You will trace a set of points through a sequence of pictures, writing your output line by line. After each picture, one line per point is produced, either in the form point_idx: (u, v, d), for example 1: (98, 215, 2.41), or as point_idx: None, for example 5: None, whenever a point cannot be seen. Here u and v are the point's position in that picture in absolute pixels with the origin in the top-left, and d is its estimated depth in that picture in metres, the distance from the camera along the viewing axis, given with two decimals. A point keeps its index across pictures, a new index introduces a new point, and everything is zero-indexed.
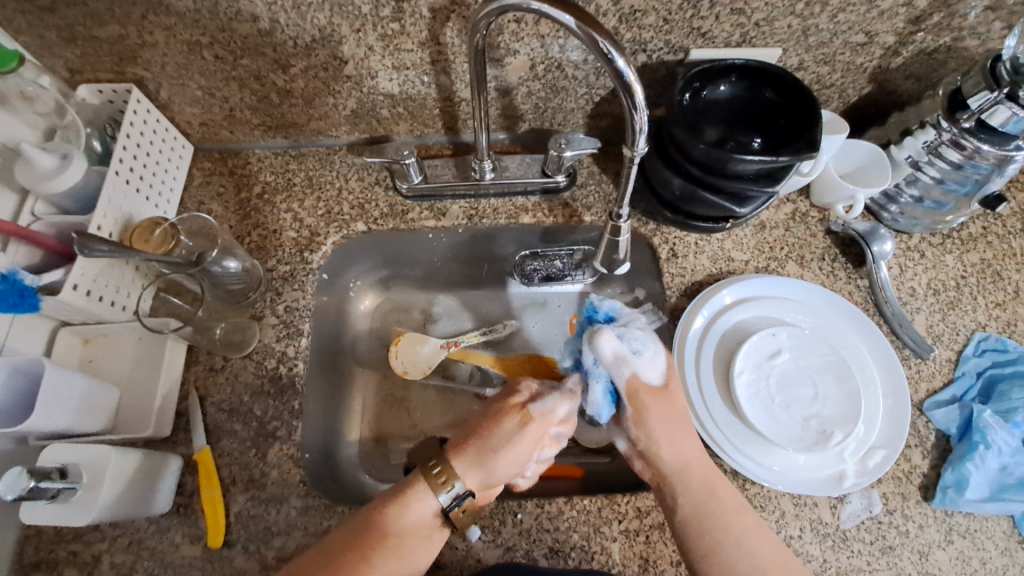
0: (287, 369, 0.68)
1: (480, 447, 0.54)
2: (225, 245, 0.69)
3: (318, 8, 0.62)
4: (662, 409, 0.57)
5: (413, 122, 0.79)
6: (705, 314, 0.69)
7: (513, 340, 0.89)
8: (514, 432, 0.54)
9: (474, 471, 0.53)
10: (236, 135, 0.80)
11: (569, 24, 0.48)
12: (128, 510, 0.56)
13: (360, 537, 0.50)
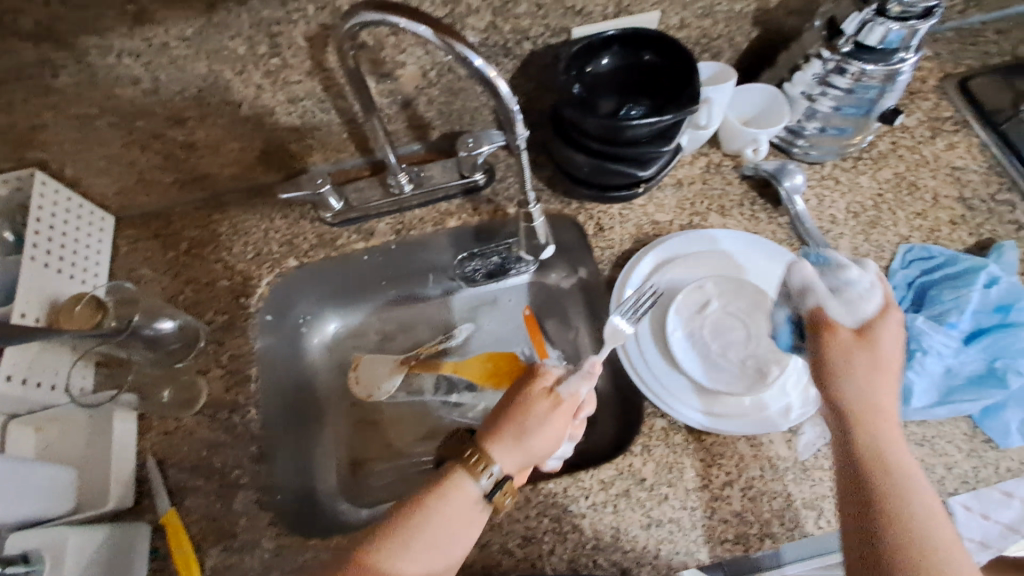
0: (242, 417, 0.69)
1: (515, 430, 0.54)
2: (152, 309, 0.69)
3: (195, 58, 0.62)
4: (855, 347, 0.55)
5: (325, 150, 0.79)
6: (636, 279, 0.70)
7: (472, 342, 0.90)
8: (546, 414, 0.54)
9: (511, 455, 0.53)
10: (154, 198, 0.80)
11: (427, 34, 0.48)
12: None
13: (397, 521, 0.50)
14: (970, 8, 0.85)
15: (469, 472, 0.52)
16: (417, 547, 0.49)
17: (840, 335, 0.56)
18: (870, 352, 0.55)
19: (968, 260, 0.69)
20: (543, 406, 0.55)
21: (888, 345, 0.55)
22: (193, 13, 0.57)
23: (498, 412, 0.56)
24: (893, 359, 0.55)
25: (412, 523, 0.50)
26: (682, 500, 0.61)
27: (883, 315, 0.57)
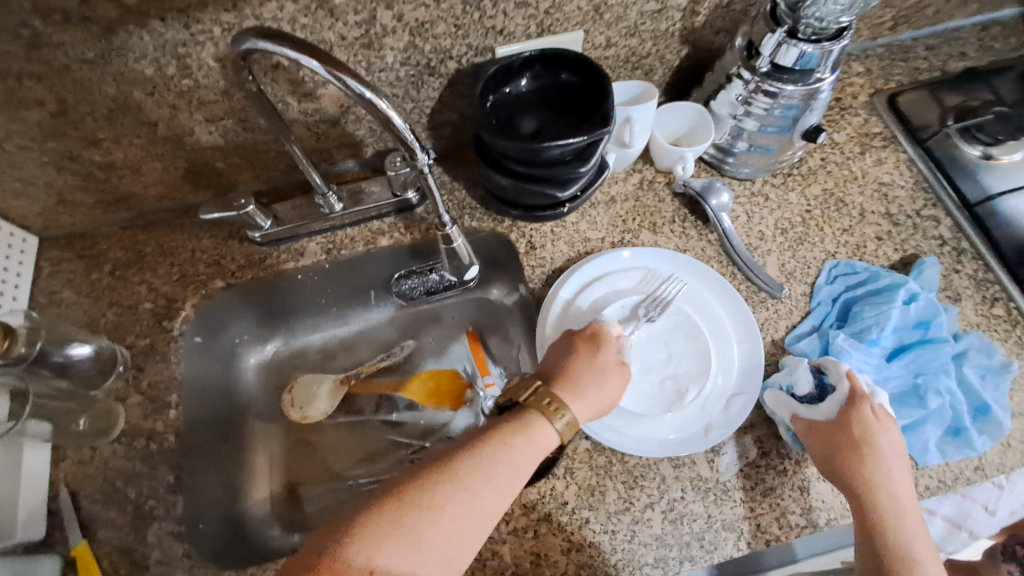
0: (159, 445, 0.67)
1: (586, 378, 0.57)
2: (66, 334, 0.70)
3: (101, 80, 0.60)
4: (837, 440, 0.58)
5: (253, 169, 0.78)
6: (565, 298, 0.70)
7: (413, 360, 0.89)
8: (611, 366, 0.59)
9: (587, 407, 0.56)
10: (77, 218, 0.78)
11: (318, 69, 0.48)
12: None
13: (433, 468, 0.47)
14: (900, 25, 0.86)
15: (543, 413, 0.53)
16: (454, 497, 0.45)
17: (821, 437, 0.58)
18: (850, 444, 0.57)
19: (889, 277, 0.70)
20: (608, 361, 0.60)
21: (864, 435, 0.57)
22: (92, 35, 0.56)
23: (559, 365, 0.59)
24: (880, 443, 0.57)
25: (419, 509, 0.44)
26: (603, 524, 0.60)
27: (855, 402, 0.59)
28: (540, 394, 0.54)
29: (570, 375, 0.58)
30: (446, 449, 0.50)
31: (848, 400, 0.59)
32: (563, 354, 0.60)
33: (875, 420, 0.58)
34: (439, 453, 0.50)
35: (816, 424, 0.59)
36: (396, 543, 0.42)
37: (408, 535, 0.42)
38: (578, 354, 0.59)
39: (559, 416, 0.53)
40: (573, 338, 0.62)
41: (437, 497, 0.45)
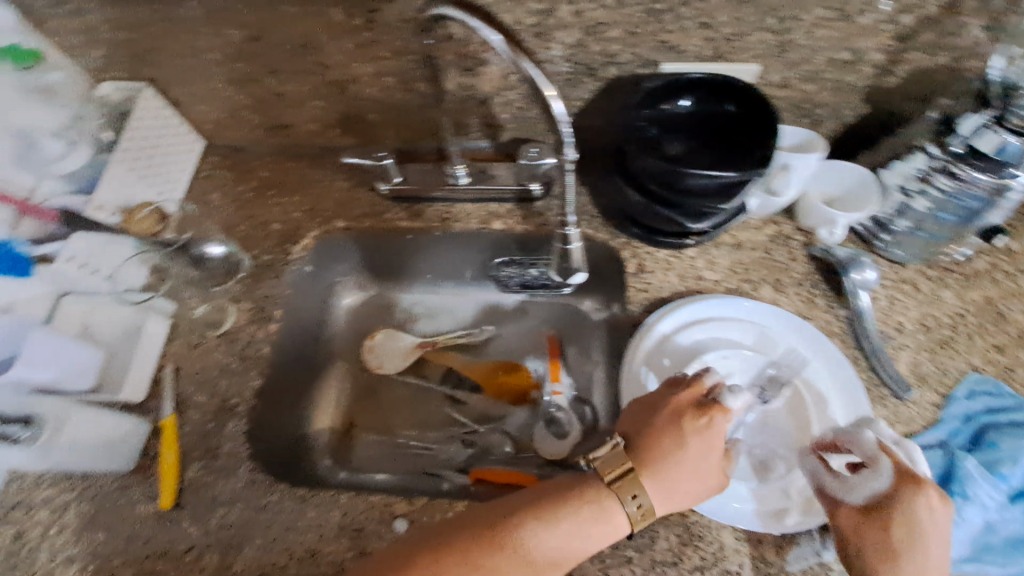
0: (254, 351, 0.73)
1: (683, 468, 0.52)
2: (203, 233, 0.79)
3: (298, 17, 0.66)
4: (867, 528, 0.50)
5: (399, 128, 0.82)
6: (662, 332, 0.67)
7: (490, 346, 0.91)
8: (715, 458, 0.53)
9: (671, 506, 0.52)
10: (239, 135, 0.86)
11: (500, 44, 0.48)
12: (94, 462, 0.63)
13: (504, 534, 0.48)
14: None
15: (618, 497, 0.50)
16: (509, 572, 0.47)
17: (849, 523, 0.50)
18: (888, 544, 0.48)
19: None
20: (714, 450, 0.53)
21: (910, 538, 0.48)
22: None
23: (659, 438, 0.53)
24: (931, 546, 0.48)
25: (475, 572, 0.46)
26: (646, 571, 0.55)
27: (902, 485, 0.50)
28: (627, 480, 0.51)
29: (668, 457, 0.52)
30: (518, 501, 0.51)
31: (891, 484, 0.50)
32: (667, 425, 0.54)
33: (927, 511, 0.49)
34: (515, 506, 0.51)
35: (843, 506, 0.51)
36: None
37: None
38: (683, 446, 0.52)
39: (636, 505, 0.50)
40: (683, 417, 0.54)
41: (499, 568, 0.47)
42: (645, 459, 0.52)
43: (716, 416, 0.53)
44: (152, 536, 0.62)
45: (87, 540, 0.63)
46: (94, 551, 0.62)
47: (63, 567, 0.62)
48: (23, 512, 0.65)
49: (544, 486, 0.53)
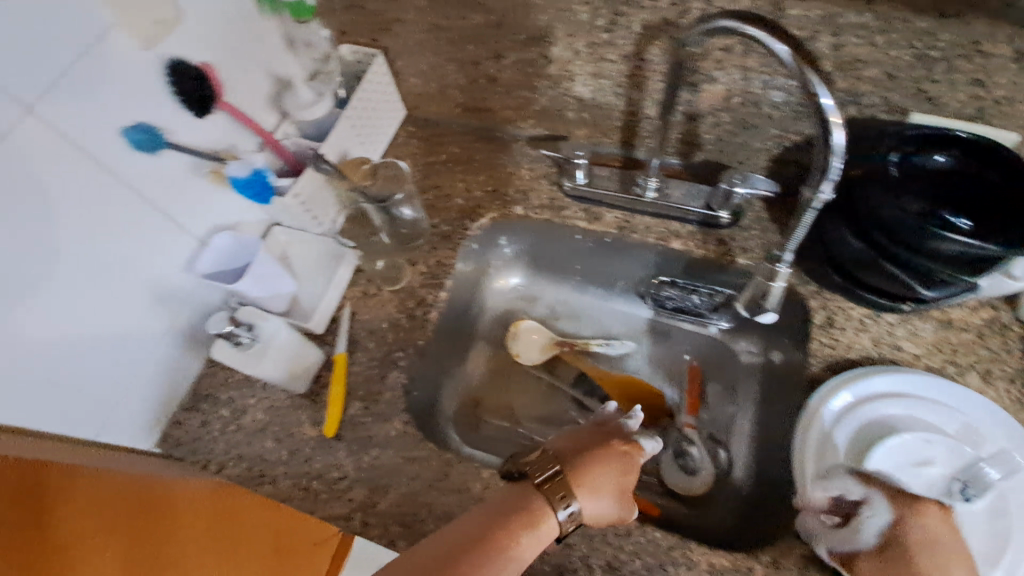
0: (423, 313, 0.76)
1: (600, 481, 0.54)
2: (408, 195, 0.81)
3: (543, 11, 0.67)
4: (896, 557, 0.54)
5: (594, 129, 0.83)
6: (855, 399, 0.64)
7: (628, 361, 0.90)
8: (631, 479, 0.56)
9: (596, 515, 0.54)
10: (439, 109, 0.91)
11: (783, 54, 0.47)
12: (279, 374, 0.68)
13: (463, 550, 0.47)
14: None
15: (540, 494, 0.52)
16: None
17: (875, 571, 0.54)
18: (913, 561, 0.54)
19: None
20: (627, 476, 0.55)
21: (924, 547, 0.54)
22: None
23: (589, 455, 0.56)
24: (943, 554, 0.53)
25: None
26: None
27: (907, 514, 0.56)
28: (557, 482, 0.52)
29: (590, 470, 0.54)
30: (464, 532, 0.48)
31: (894, 516, 0.56)
32: (597, 443, 0.57)
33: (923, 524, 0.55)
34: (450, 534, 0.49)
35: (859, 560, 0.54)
36: None
37: None
38: (614, 464, 0.55)
39: (565, 508, 0.51)
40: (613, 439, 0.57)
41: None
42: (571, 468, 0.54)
43: (633, 447, 0.57)
44: (312, 456, 0.68)
45: (256, 444, 0.70)
46: (261, 456, 0.69)
47: (235, 463, 0.69)
48: (208, 406, 0.73)
49: (476, 513, 0.51)
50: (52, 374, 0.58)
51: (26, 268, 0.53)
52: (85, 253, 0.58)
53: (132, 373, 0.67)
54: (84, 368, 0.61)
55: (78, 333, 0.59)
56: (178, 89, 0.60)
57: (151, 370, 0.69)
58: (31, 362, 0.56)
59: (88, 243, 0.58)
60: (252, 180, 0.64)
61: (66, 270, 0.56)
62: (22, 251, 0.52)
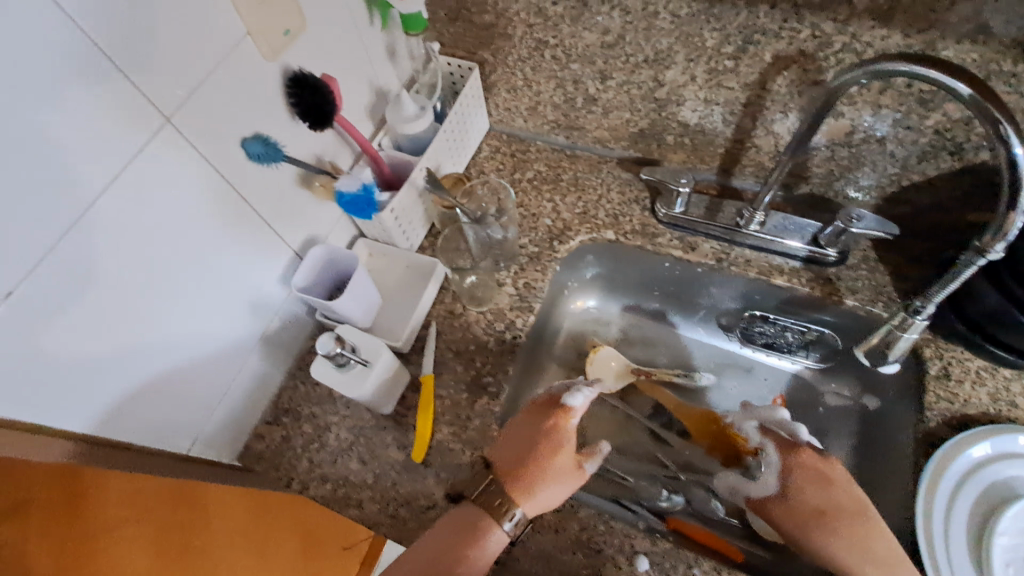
0: (512, 337, 0.74)
1: (538, 464, 0.58)
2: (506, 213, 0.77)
3: (667, 34, 0.64)
4: (806, 492, 0.64)
5: (691, 155, 0.80)
6: (981, 457, 0.63)
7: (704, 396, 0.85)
8: (559, 455, 0.58)
9: (537, 506, 0.57)
10: (526, 124, 0.88)
11: (961, 91, 0.46)
12: (377, 400, 0.63)
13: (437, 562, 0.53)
14: None
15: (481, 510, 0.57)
16: None
17: (786, 510, 0.64)
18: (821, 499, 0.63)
19: None
20: (559, 455, 0.58)
21: (813, 481, 0.64)
22: None
23: (518, 453, 0.59)
24: (826, 484, 0.64)
25: None
26: None
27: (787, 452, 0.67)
28: (490, 493, 0.57)
29: (523, 455, 0.59)
30: (426, 545, 0.55)
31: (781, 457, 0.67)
32: (522, 433, 0.61)
33: (814, 462, 0.65)
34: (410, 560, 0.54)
35: (766, 499, 0.66)
36: None
37: None
38: (536, 450, 0.59)
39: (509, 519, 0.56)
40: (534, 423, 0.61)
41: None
42: (504, 478, 0.58)
43: (557, 420, 0.60)
44: (400, 482, 0.66)
45: (341, 465, 0.68)
46: (346, 478, 0.67)
47: (318, 483, 0.67)
48: (290, 420, 0.71)
49: (432, 535, 0.56)
50: (152, 378, 0.55)
51: (148, 278, 0.51)
52: (176, 244, 0.53)
53: (216, 378, 0.63)
54: (190, 379, 0.60)
55: (176, 336, 0.56)
56: (290, 100, 0.58)
57: (244, 381, 0.68)
58: (147, 372, 0.54)
59: (204, 252, 0.57)
60: (361, 196, 0.65)
61: (184, 279, 0.55)
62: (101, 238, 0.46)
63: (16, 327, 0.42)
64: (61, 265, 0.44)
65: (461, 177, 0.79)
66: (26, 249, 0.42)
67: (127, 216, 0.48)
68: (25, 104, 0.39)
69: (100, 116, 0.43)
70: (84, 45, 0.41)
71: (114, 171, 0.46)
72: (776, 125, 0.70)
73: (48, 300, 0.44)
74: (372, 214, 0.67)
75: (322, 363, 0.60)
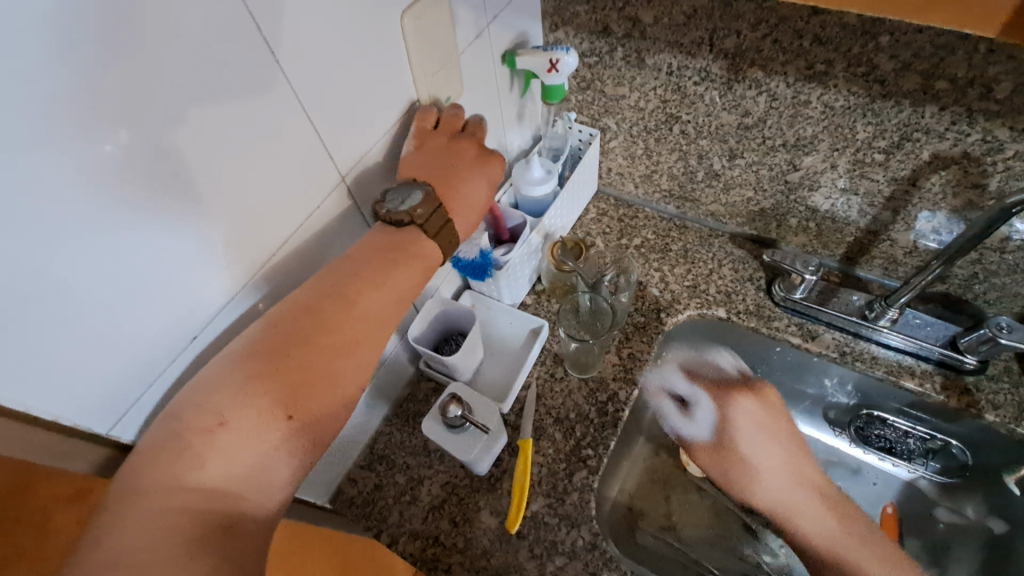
0: (615, 410, 0.71)
1: (482, 163, 0.59)
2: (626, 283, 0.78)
3: (813, 122, 0.63)
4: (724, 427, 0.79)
5: (814, 239, 0.77)
6: None
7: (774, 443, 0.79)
8: (486, 175, 0.59)
9: (483, 202, 0.59)
10: (636, 191, 0.87)
11: None
12: (483, 461, 0.64)
13: (347, 309, 0.50)
14: None
15: (427, 233, 0.54)
16: (372, 330, 0.52)
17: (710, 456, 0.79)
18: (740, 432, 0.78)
19: None
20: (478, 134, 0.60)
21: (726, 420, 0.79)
22: (867, 92, 0.58)
23: (428, 174, 0.55)
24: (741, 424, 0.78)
25: (317, 369, 0.48)
26: None
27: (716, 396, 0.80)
28: (436, 212, 0.54)
29: (459, 157, 0.57)
30: (318, 293, 0.50)
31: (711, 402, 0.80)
32: (424, 159, 0.56)
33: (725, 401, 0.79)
34: (278, 333, 0.47)
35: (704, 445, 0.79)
36: (283, 398, 0.46)
37: (318, 376, 0.48)
38: (463, 141, 0.58)
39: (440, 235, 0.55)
40: (445, 144, 0.57)
41: (324, 410, 0.49)
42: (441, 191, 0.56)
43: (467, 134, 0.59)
44: (491, 551, 0.63)
45: (431, 523, 0.66)
46: (436, 538, 0.65)
47: (406, 539, 0.65)
48: (384, 467, 0.71)
49: (350, 259, 0.52)
50: None
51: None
52: (279, 258, 0.50)
53: None
54: None
55: None
56: None
57: None
58: None
59: None
60: (476, 261, 0.70)
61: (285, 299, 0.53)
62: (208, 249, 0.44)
63: (176, 332, 0.44)
64: (222, 284, 0.46)
65: (566, 240, 0.77)
66: (199, 269, 0.44)
67: (282, 249, 0.50)
68: (185, 124, 0.38)
69: (264, 152, 0.45)
70: (291, 95, 0.45)
71: (277, 205, 0.48)
72: (919, 222, 0.67)
73: (210, 313, 0.46)
74: (484, 277, 0.72)
75: (436, 420, 0.61)
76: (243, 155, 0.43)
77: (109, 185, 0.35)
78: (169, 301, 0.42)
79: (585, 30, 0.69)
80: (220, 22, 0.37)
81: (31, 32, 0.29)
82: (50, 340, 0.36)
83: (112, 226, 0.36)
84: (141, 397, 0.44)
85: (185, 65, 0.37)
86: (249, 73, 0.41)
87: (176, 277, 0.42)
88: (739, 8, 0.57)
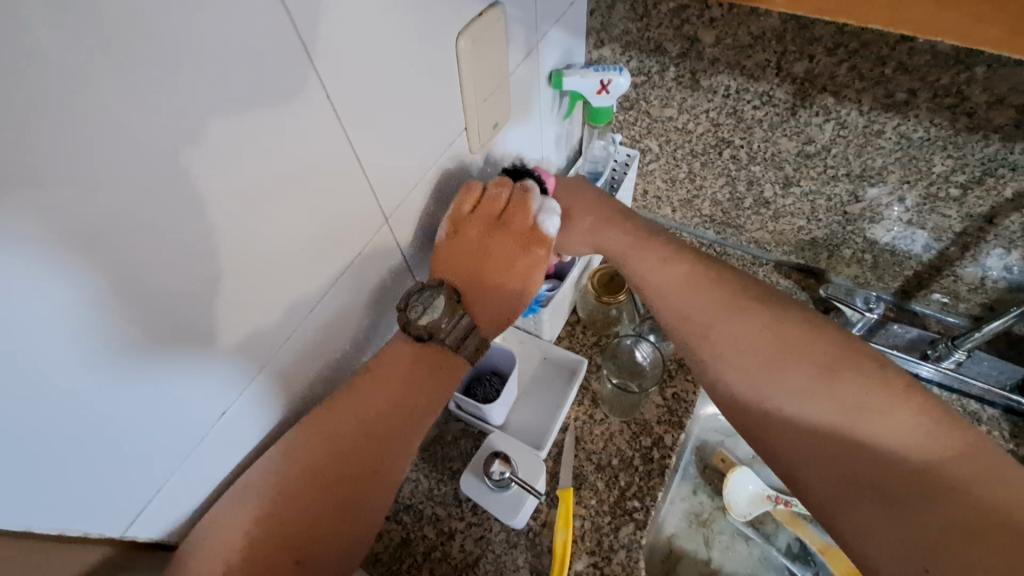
0: (661, 457, 0.66)
1: (513, 261, 0.52)
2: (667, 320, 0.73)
3: (885, 153, 0.58)
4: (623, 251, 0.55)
5: (869, 271, 0.72)
6: None
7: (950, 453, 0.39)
8: (517, 274, 0.53)
9: (512, 301, 0.54)
10: (671, 215, 0.82)
11: None
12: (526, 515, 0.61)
13: (371, 436, 0.47)
14: None
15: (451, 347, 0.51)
16: (397, 454, 0.49)
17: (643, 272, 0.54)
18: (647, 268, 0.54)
19: None
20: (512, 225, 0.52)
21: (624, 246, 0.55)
22: (952, 125, 0.53)
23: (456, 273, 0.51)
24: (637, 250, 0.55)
25: (335, 503, 0.45)
26: None
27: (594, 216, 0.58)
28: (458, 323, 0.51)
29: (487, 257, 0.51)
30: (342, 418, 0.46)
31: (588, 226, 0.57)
32: (452, 255, 0.51)
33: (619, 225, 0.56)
34: (300, 463, 0.44)
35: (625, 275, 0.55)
36: (298, 536, 0.43)
37: (336, 511, 0.45)
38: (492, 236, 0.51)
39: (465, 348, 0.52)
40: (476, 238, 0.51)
41: (340, 548, 0.46)
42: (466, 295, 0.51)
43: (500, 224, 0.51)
44: None
45: None
46: None
47: None
48: (411, 519, 0.65)
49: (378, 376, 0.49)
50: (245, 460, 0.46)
51: (319, 364, 0.48)
52: (311, 311, 0.44)
53: None
54: None
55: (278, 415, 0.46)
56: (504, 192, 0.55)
57: None
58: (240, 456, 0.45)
59: (349, 338, 0.50)
60: None
61: (312, 353, 0.46)
62: (237, 310, 0.37)
63: (193, 403, 0.37)
64: (250, 346, 0.40)
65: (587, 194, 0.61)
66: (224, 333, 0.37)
67: (315, 301, 0.44)
68: (224, 173, 0.32)
69: (306, 197, 0.38)
70: (340, 131, 0.38)
71: (314, 255, 0.41)
72: (989, 258, 0.63)
73: (243, 382, 0.41)
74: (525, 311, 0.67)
75: (477, 476, 0.58)
76: (290, 208, 0.37)
77: (122, 249, 0.28)
78: (192, 374, 0.36)
79: (634, 48, 0.63)
80: (267, 49, 0.31)
81: (35, 70, 0.22)
82: (62, 431, 0.30)
83: (121, 294, 0.29)
84: (163, 483, 0.38)
85: (228, 104, 0.30)
86: (300, 115, 0.35)
87: (196, 345, 0.35)
88: (816, 31, 0.52)
